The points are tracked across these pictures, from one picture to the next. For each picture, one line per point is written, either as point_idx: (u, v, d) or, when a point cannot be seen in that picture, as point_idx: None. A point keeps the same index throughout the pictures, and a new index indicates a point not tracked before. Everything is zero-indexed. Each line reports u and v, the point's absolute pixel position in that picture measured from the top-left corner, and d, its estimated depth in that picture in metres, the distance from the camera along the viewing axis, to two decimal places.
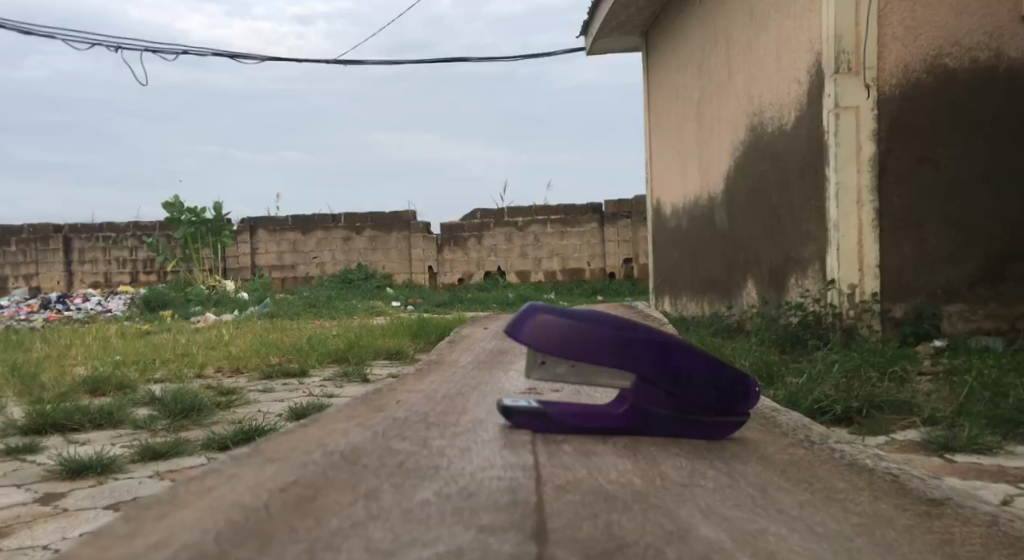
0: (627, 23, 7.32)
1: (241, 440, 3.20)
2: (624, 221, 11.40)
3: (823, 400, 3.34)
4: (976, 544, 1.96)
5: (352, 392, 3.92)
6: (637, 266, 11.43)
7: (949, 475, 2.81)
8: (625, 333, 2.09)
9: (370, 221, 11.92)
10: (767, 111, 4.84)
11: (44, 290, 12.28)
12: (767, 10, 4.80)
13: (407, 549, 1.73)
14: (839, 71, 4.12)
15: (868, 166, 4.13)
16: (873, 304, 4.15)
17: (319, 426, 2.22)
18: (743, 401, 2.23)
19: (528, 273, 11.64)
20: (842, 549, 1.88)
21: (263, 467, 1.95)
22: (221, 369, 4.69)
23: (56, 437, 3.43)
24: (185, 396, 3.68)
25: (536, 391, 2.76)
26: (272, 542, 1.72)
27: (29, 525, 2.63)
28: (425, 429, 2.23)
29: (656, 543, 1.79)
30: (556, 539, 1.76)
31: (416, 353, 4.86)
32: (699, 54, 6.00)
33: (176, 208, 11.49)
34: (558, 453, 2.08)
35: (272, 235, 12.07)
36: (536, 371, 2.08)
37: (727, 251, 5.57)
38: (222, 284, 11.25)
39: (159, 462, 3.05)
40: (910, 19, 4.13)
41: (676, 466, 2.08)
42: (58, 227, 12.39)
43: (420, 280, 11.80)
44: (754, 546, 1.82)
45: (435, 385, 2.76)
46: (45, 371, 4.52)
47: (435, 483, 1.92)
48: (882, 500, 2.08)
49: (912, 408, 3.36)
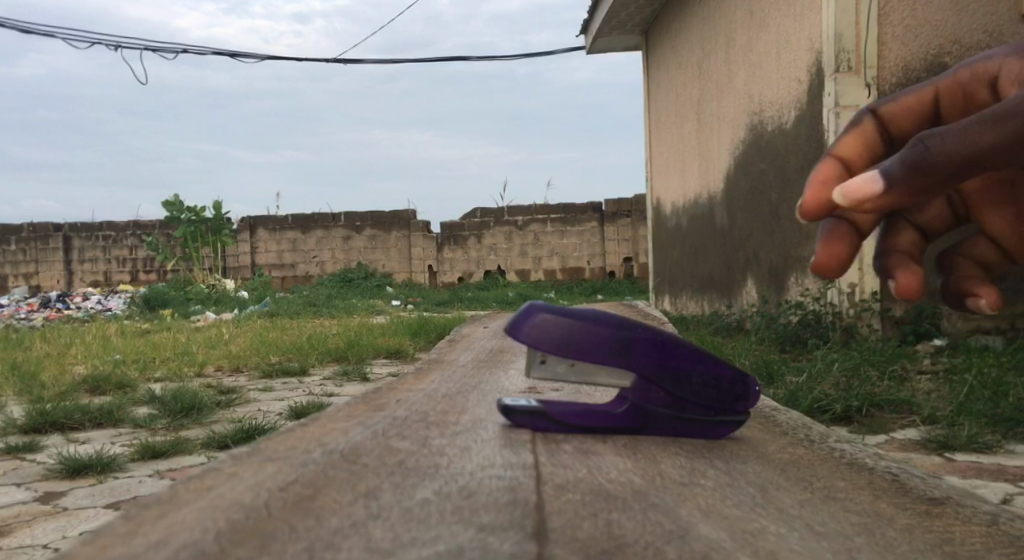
0: (625, 22, 7.35)
1: (240, 440, 3.20)
2: (624, 219, 11.43)
3: (823, 400, 3.34)
4: (977, 544, 1.95)
5: (353, 391, 3.91)
6: (637, 265, 11.46)
7: (948, 474, 2.81)
8: (624, 332, 2.08)
9: (370, 220, 11.93)
10: (767, 111, 4.85)
11: (44, 289, 12.31)
12: (767, 9, 4.80)
13: (407, 548, 1.71)
14: (839, 70, 4.12)
15: None
16: (873, 303, 4.11)
17: (319, 426, 2.21)
18: (742, 401, 2.24)
19: (528, 272, 11.64)
20: (842, 549, 1.86)
21: (262, 467, 1.95)
22: (220, 368, 4.69)
23: (55, 437, 3.42)
24: (185, 394, 3.67)
25: (536, 391, 2.76)
26: (273, 541, 1.71)
27: (28, 526, 2.62)
28: (423, 428, 2.23)
29: (656, 542, 1.78)
30: (556, 538, 1.75)
31: (416, 353, 4.85)
32: (699, 50, 6.00)
33: (176, 207, 11.61)
34: (558, 452, 2.08)
35: (272, 234, 12.08)
36: (536, 370, 2.06)
37: (727, 248, 5.57)
38: (221, 283, 11.21)
39: (159, 461, 3.07)
40: (910, 19, 4.12)
41: (675, 466, 2.08)
42: (58, 226, 12.40)
43: (420, 279, 11.80)
44: (754, 545, 1.81)
45: (434, 385, 2.75)
46: (45, 371, 4.50)
47: (435, 483, 1.92)
48: (883, 500, 2.07)
49: (912, 408, 3.36)
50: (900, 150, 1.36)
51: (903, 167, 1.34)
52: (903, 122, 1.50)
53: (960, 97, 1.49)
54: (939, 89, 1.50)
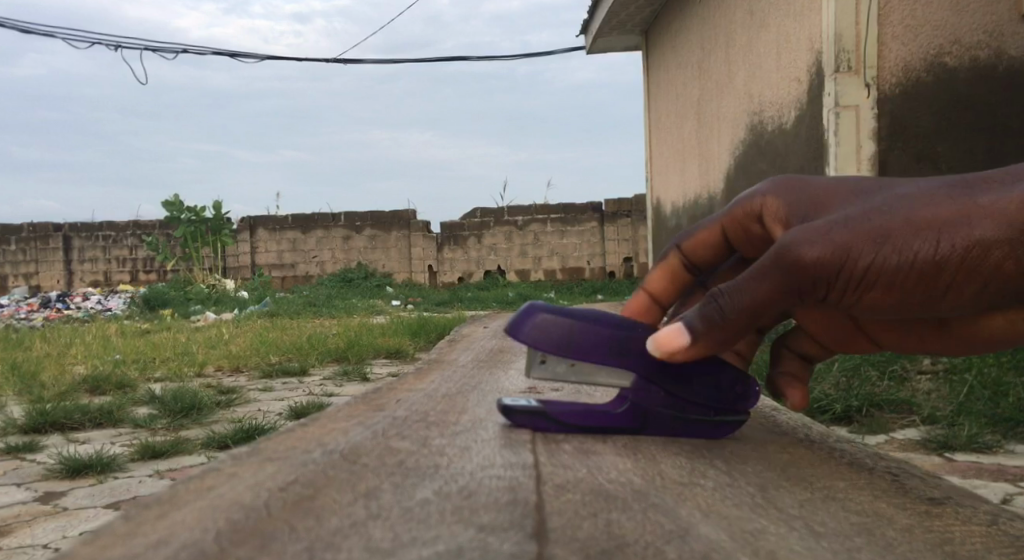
0: (625, 22, 7.35)
1: (240, 440, 3.20)
2: (624, 220, 11.43)
3: (823, 401, 3.36)
4: (977, 544, 1.94)
5: (353, 391, 3.91)
6: (637, 265, 11.46)
7: (948, 474, 2.82)
8: (625, 331, 2.06)
9: (370, 220, 11.93)
10: (767, 111, 4.85)
11: (44, 289, 12.30)
12: (767, 9, 4.79)
13: (407, 548, 1.71)
14: (839, 70, 4.12)
15: (868, 166, 4.14)
16: None
17: (319, 426, 2.21)
18: (743, 401, 2.23)
19: (528, 272, 11.64)
20: (842, 549, 1.86)
21: (262, 467, 1.95)
22: (220, 368, 4.70)
23: (55, 437, 3.42)
24: (185, 394, 3.67)
25: (536, 391, 2.76)
26: (273, 541, 1.71)
27: (28, 525, 2.62)
28: (423, 428, 2.23)
29: (656, 542, 1.78)
30: (556, 538, 1.75)
31: (416, 353, 4.85)
32: (699, 50, 6.00)
33: (176, 207, 11.62)
34: (558, 452, 2.08)
35: (272, 234, 12.08)
36: (536, 370, 2.03)
37: None
38: (221, 283, 11.22)
39: (159, 461, 3.07)
40: (910, 18, 4.10)
41: (675, 465, 2.08)
42: (58, 226, 12.40)
43: (420, 279, 11.80)
44: (754, 545, 1.81)
45: (434, 385, 2.75)
46: (45, 371, 4.50)
47: (435, 483, 1.91)
48: (883, 500, 2.07)
49: (912, 408, 3.36)
50: (702, 304, 1.76)
51: (701, 321, 1.74)
52: (701, 252, 2.03)
53: (737, 230, 1.97)
54: (722, 226, 1.99)
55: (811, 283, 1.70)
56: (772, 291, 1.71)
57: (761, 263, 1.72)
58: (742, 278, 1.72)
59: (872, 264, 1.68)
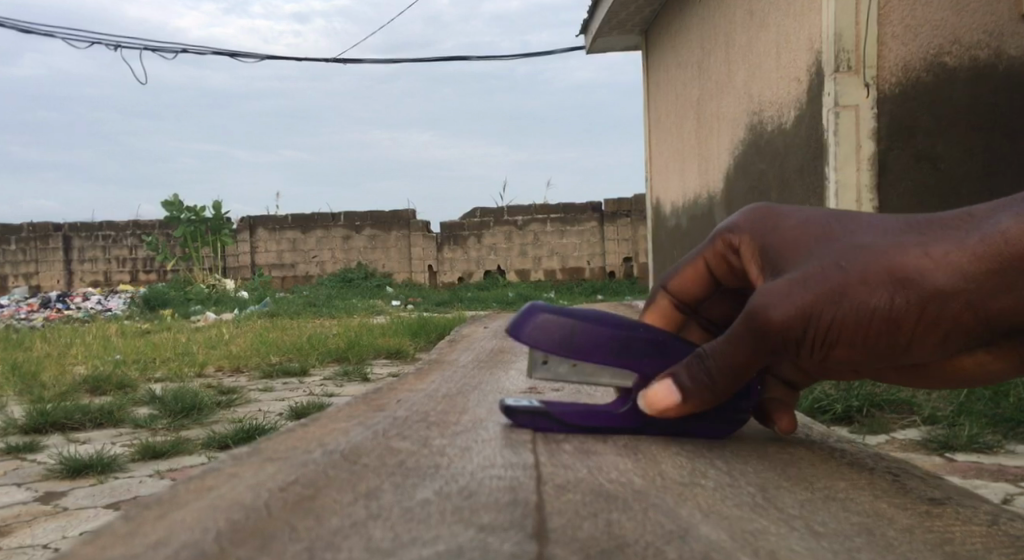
0: (625, 22, 7.35)
1: (240, 440, 3.20)
2: (624, 219, 11.42)
3: (823, 401, 3.37)
4: (977, 544, 1.94)
5: (353, 391, 3.92)
6: (637, 265, 11.44)
7: (949, 474, 2.82)
8: (625, 332, 2.04)
9: (370, 220, 11.94)
10: (767, 111, 4.85)
11: (44, 289, 12.30)
12: (767, 9, 4.79)
13: (407, 548, 1.71)
14: (839, 70, 4.11)
15: (868, 165, 4.13)
16: None
17: (320, 426, 2.22)
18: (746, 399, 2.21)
19: (528, 272, 11.64)
20: (841, 548, 1.86)
21: (263, 467, 1.95)
22: (220, 368, 4.70)
23: (56, 437, 3.42)
24: (185, 394, 3.68)
25: (536, 391, 2.76)
26: (273, 541, 1.71)
27: (28, 526, 2.63)
28: (424, 428, 2.23)
29: (656, 542, 1.78)
30: (556, 538, 1.75)
31: (416, 353, 4.86)
32: (699, 50, 6.00)
33: (176, 207, 11.63)
34: (559, 453, 2.08)
35: (272, 234, 12.08)
36: (538, 371, 2.02)
37: None
38: (221, 283, 11.22)
39: (159, 461, 3.07)
40: (910, 18, 4.10)
41: (676, 466, 2.09)
42: (58, 226, 12.40)
43: (420, 279, 11.81)
44: (754, 545, 1.81)
45: (434, 385, 2.75)
46: (45, 371, 4.50)
47: (436, 483, 1.92)
48: (883, 500, 2.07)
49: (913, 408, 3.37)
50: (688, 368, 1.86)
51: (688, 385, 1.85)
52: (689, 288, 2.10)
53: (720, 262, 2.03)
54: (705, 258, 2.06)
55: (781, 343, 1.78)
56: (750, 350, 1.80)
57: (737, 324, 1.81)
58: (724, 341, 1.82)
59: (835, 322, 1.75)
